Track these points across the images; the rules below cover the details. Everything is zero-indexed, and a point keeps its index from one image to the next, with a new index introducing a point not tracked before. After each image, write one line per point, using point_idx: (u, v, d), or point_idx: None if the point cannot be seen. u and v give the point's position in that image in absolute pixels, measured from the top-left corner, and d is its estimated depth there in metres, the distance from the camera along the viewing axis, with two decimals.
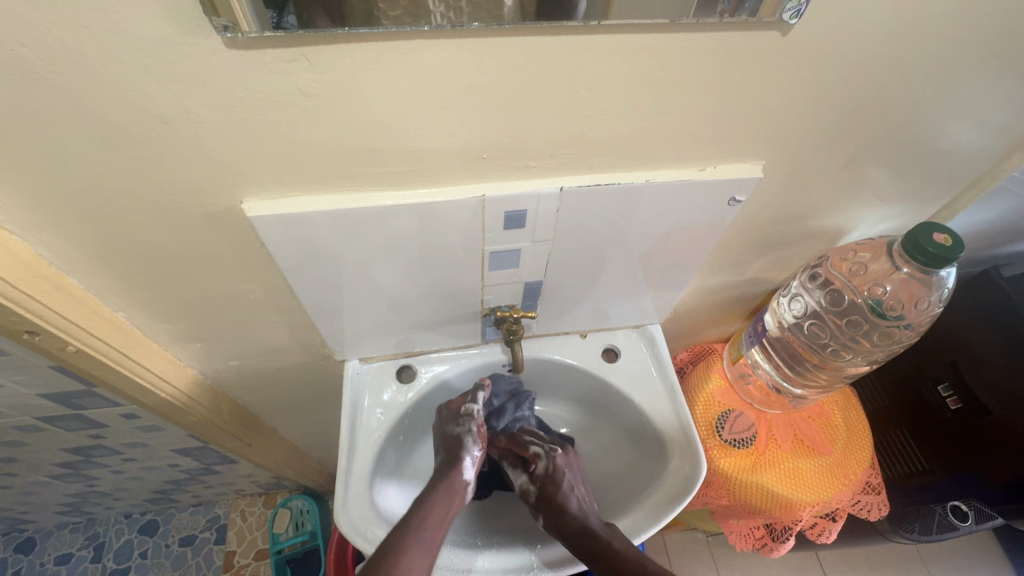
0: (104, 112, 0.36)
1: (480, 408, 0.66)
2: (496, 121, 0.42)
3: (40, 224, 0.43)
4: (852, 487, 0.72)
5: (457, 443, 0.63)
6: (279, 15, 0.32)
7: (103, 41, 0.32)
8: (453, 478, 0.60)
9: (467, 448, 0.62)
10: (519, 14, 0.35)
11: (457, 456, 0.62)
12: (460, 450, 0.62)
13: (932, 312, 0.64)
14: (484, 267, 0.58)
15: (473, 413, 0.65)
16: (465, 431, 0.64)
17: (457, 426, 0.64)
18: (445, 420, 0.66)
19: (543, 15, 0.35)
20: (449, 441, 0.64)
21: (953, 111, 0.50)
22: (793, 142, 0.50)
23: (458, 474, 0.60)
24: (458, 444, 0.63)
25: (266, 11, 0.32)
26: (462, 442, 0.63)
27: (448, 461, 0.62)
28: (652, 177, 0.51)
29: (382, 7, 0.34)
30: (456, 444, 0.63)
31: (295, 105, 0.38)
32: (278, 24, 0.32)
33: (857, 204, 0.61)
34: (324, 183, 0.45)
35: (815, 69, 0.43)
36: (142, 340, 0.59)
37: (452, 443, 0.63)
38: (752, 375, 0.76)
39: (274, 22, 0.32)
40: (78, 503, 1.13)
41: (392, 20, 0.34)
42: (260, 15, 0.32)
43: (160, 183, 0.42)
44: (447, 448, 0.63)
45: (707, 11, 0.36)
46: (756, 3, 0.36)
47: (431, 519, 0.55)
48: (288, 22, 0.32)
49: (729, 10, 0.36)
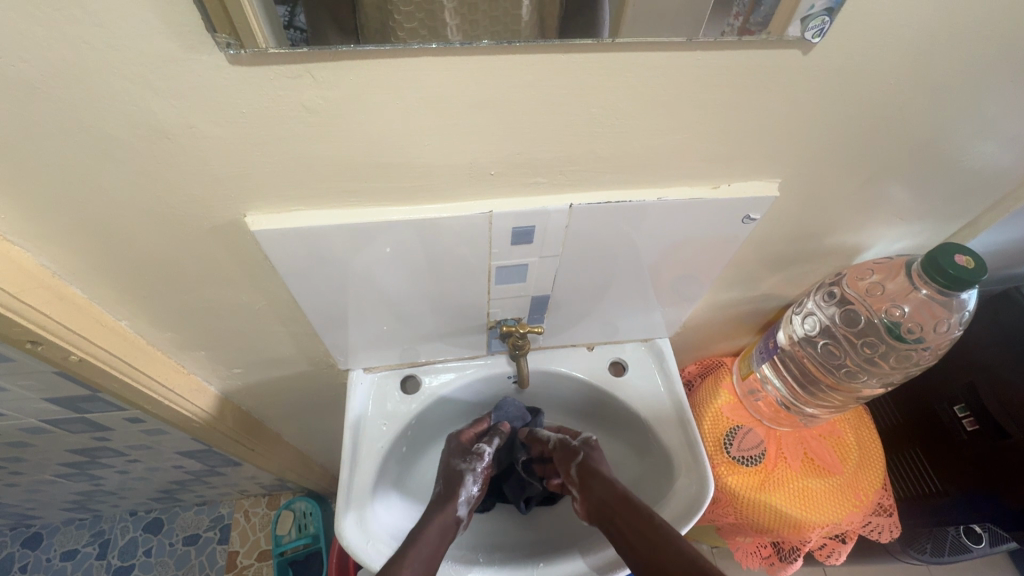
0: (106, 126, 0.35)
1: (491, 450, 0.65)
2: (505, 137, 0.41)
3: (43, 235, 0.42)
4: (864, 509, 0.71)
5: (458, 477, 0.62)
6: (289, 12, 0.30)
7: (104, 57, 0.31)
8: (447, 512, 0.59)
9: (466, 485, 0.61)
10: (537, 31, 0.34)
11: (455, 491, 0.61)
12: (459, 486, 0.61)
13: (952, 334, 0.62)
14: (490, 280, 0.57)
15: (482, 453, 0.65)
16: (470, 468, 0.63)
17: (463, 462, 0.64)
18: (454, 454, 0.65)
19: (563, 32, 0.34)
20: (451, 474, 0.63)
21: (978, 130, 0.48)
22: (812, 159, 0.49)
23: (455, 508, 0.59)
24: (458, 479, 0.62)
25: (274, 8, 0.30)
26: (463, 477, 0.62)
27: (446, 493, 0.61)
28: (663, 194, 0.49)
29: (398, 18, 0.33)
30: (456, 478, 0.62)
31: (300, 120, 0.37)
32: (289, 22, 0.31)
33: (876, 221, 0.59)
34: (328, 198, 0.44)
35: (836, 87, 0.41)
36: (146, 348, 0.58)
37: (453, 477, 0.62)
38: (761, 391, 0.75)
39: (284, 22, 0.31)
40: (84, 500, 1.13)
41: (409, 33, 0.33)
42: (270, 13, 0.30)
43: (162, 196, 0.41)
44: (447, 481, 0.62)
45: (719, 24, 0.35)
46: (770, 10, 0.35)
47: (424, 549, 0.54)
48: (297, 22, 0.31)
49: (744, 13, 0.35)
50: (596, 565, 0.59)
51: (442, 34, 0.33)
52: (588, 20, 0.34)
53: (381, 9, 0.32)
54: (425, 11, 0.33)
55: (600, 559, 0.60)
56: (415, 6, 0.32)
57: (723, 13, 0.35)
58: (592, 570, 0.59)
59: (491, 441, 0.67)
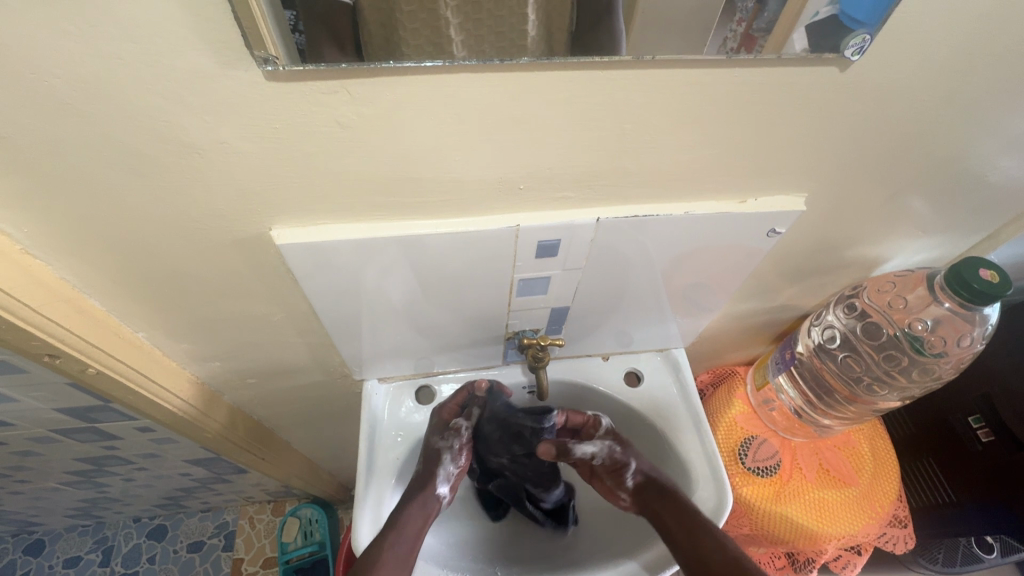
0: (135, 141, 0.34)
1: (470, 424, 0.64)
2: (533, 153, 0.41)
3: (65, 249, 0.42)
4: (880, 521, 0.71)
5: (435, 457, 0.62)
6: (294, 17, 0.30)
7: (139, 74, 0.31)
8: (427, 495, 0.60)
9: (444, 464, 0.62)
10: (547, 51, 0.34)
11: (433, 472, 0.61)
12: (437, 465, 0.62)
13: (975, 348, 0.62)
14: (511, 293, 0.56)
15: (460, 428, 0.63)
16: (447, 446, 0.63)
17: (441, 439, 0.63)
18: (432, 430, 0.65)
19: (573, 51, 0.34)
20: (429, 452, 0.63)
21: (1004, 146, 0.48)
22: (838, 173, 0.48)
23: (434, 490, 0.61)
24: (436, 459, 0.62)
25: (281, 12, 0.30)
26: (441, 456, 0.62)
27: (426, 474, 0.62)
28: (691, 209, 0.49)
29: (404, 36, 0.33)
30: (434, 457, 0.63)
31: (332, 136, 0.36)
32: (295, 26, 0.30)
33: (898, 234, 0.59)
34: (354, 213, 0.44)
35: (866, 103, 0.41)
36: (161, 358, 0.57)
37: (431, 456, 0.63)
38: (776, 401, 0.74)
39: (290, 27, 0.30)
40: (88, 507, 1.12)
41: (414, 49, 0.33)
42: (278, 17, 0.30)
43: (188, 210, 0.40)
44: (427, 460, 0.63)
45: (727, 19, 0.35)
46: (772, 16, 0.35)
47: (406, 532, 0.57)
48: (302, 27, 0.31)
49: (748, 18, 0.35)
50: (649, 564, 0.60)
51: (447, 50, 0.33)
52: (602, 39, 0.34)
53: (386, 26, 0.33)
54: (431, 29, 0.33)
55: (652, 557, 0.61)
56: (420, 23, 0.33)
57: (725, 21, 0.35)
58: (645, 571, 0.60)
59: (470, 415, 0.65)
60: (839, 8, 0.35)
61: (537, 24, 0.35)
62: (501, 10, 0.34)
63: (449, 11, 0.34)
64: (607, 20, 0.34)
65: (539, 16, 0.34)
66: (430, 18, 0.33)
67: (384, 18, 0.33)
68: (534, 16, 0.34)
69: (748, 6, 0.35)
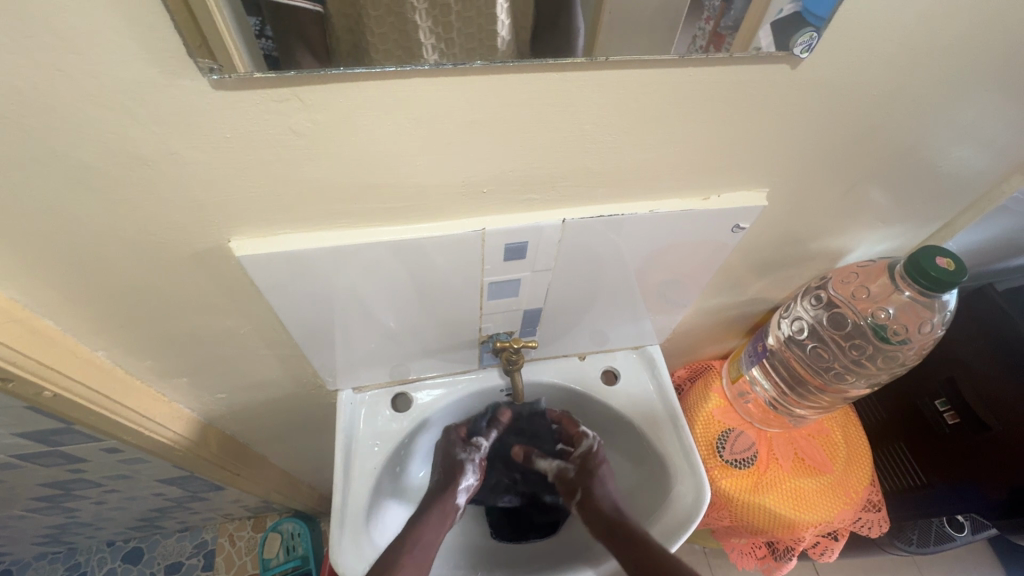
0: (81, 155, 0.33)
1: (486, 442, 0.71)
2: (495, 153, 0.40)
3: (12, 269, 0.40)
4: (854, 506, 0.72)
5: (458, 468, 0.67)
6: (260, 23, 0.29)
7: (78, 84, 0.29)
8: (446, 501, 0.64)
9: (466, 474, 0.67)
10: (516, 53, 0.34)
11: (456, 480, 0.66)
12: (460, 474, 0.67)
13: (936, 334, 0.64)
14: (482, 296, 0.56)
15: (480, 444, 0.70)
16: (468, 458, 0.68)
17: (463, 452, 0.69)
18: (451, 443, 0.70)
19: (538, 51, 0.34)
20: (451, 462, 0.68)
21: (954, 136, 0.50)
22: (797, 169, 0.49)
23: (453, 497, 0.65)
24: (459, 468, 0.67)
25: (245, 17, 0.29)
26: (463, 467, 0.67)
27: (448, 482, 0.66)
28: (656, 208, 0.50)
29: (372, 39, 0.32)
30: (457, 466, 0.67)
31: (287, 144, 0.36)
32: (260, 32, 0.29)
33: (859, 225, 0.60)
34: (314, 222, 0.43)
35: (821, 99, 0.42)
36: (124, 377, 0.56)
37: (452, 466, 0.67)
38: (751, 393, 0.76)
39: (255, 31, 0.29)
40: (57, 533, 1.08)
41: (384, 54, 0.33)
42: (241, 23, 0.29)
43: (142, 224, 0.39)
44: (447, 470, 0.67)
45: (696, 14, 0.35)
46: (740, 14, 0.35)
47: (424, 539, 0.60)
48: (269, 33, 0.30)
49: (715, 16, 0.35)
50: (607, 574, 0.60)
51: (417, 53, 0.33)
52: (560, 39, 0.34)
53: (353, 31, 0.32)
54: (399, 32, 0.33)
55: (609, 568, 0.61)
56: (389, 27, 0.32)
57: (694, 17, 0.35)
58: None
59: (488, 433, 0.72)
60: (802, 6, 0.35)
61: (507, 24, 0.34)
62: (470, 11, 0.33)
63: (417, 14, 0.32)
64: (564, 20, 0.34)
65: (510, 17, 0.33)
66: (398, 22, 0.32)
67: (352, 23, 0.31)
68: (506, 16, 0.33)
69: (716, 4, 0.35)
